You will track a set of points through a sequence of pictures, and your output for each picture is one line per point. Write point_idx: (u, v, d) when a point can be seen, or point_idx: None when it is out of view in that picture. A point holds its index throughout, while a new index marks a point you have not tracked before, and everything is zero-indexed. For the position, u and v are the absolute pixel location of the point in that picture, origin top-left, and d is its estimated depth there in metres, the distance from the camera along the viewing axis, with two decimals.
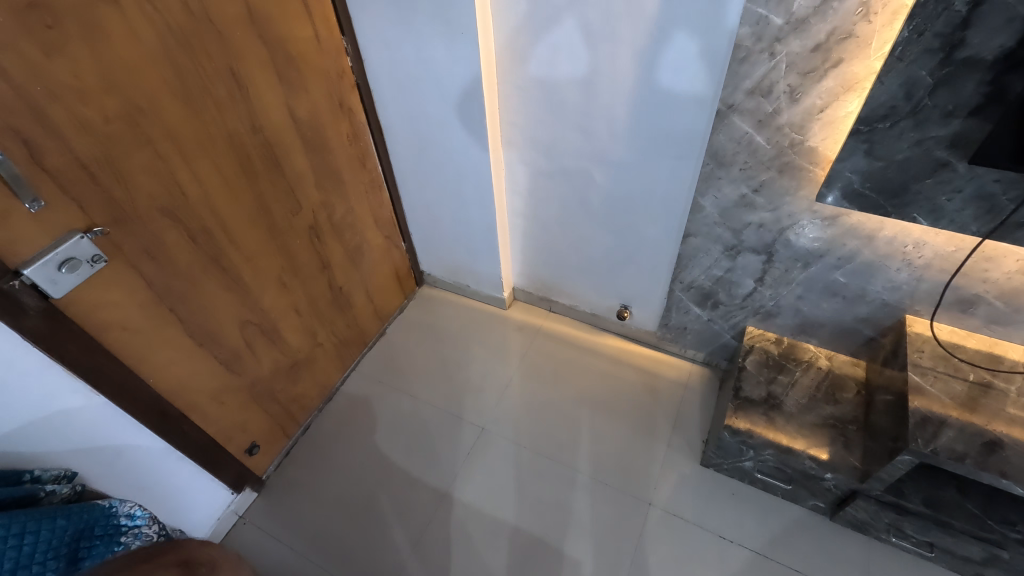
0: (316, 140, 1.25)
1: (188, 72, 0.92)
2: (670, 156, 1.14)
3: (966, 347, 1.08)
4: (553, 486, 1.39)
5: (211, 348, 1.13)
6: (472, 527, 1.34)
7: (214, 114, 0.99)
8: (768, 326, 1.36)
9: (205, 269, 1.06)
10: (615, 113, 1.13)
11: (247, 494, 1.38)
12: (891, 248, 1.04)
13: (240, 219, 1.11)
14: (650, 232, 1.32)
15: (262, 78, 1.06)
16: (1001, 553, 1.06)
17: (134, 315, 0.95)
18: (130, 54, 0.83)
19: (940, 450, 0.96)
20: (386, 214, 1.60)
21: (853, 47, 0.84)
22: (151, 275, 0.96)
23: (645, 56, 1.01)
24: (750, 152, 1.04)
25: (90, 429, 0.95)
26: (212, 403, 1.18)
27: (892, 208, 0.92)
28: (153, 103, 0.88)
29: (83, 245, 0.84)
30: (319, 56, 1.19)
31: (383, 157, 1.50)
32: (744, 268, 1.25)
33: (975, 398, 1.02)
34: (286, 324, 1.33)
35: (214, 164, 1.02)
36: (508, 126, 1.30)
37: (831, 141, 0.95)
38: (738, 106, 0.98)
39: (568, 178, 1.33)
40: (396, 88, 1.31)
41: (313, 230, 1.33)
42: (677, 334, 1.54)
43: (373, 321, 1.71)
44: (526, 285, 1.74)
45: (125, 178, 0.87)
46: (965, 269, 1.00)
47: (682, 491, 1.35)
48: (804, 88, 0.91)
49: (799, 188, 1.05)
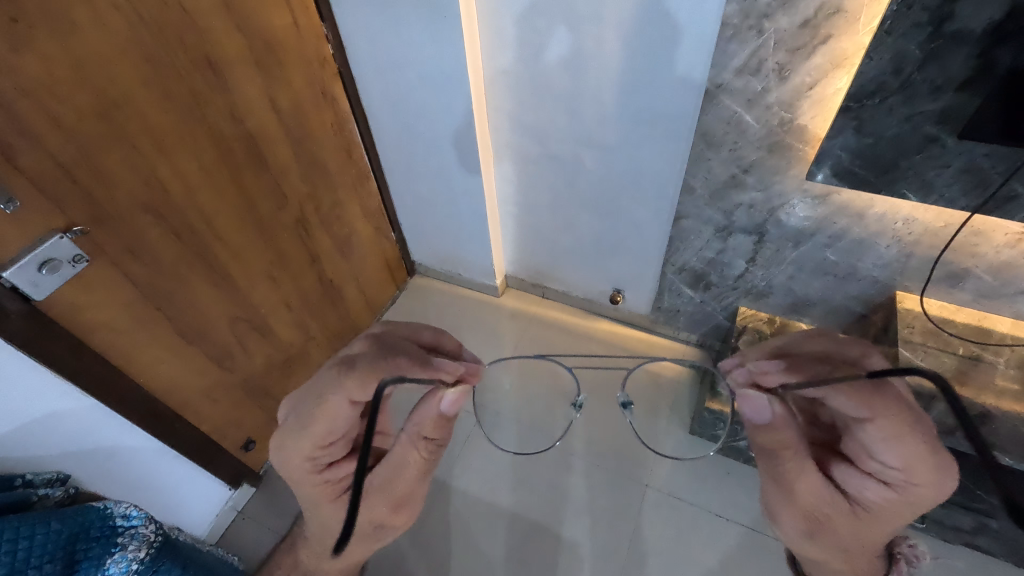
0: (300, 130, 1.23)
1: (164, 64, 0.89)
2: (659, 138, 1.13)
3: (956, 323, 1.09)
4: (550, 470, 1.40)
5: (201, 345, 1.11)
6: (470, 514, 1.35)
7: (192, 107, 0.96)
8: (760, 306, 1.36)
9: (191, 265, 1.04)
10: (602, 94, 1.11)
11: (244, 490, 1.38)
12: (881, 226, 1.04)
13: (225, 213, 1.09)
14: (640, 215, 1.32)
15: (241, 68, 1.04)
16: (990, 522, 1.09)
17: (119, 315, 0.94)
18: (101, 47, 0.80)
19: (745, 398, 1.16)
20: (375, 204, 1.59)
21: (842, 23, 0.82)
22: (136, 275, 0.94)
23: (631, 35, 0.99)
24: (739, 132, 1.03)
25: (83, 431, 0.96)
26: (205, 400, 1.17)
27: (883, 184, 0.92)
28: (129, 97, 0.86)
29: (63, 245, 0.81)
30: (299, 44, 1.16)
31: (369, 146, 1.47)
32: (735, 249, 1.25)
33: (964, 371, 1.04)
34: (277, 318, 1.32)
35: (196, 158, 1.00)
36: (495, 112, 1.28)
37: (821, 119, 0.94)
38: (727, 85, 0.97)
39: (558, 164, 1.32)
40: (380, 76, 1.29)
41: (301, 223, 1.31)
42: (670, 316, 1.54)
43: (365, 313, 1.70)
44: (518, 273, 1.74)
45: (105, 176, 0.85)
46: (954, 244, 1.00)
47: (677, 471, 1.37)
48: (792, 66, 0.90)
49: (789, 168, 1.04)
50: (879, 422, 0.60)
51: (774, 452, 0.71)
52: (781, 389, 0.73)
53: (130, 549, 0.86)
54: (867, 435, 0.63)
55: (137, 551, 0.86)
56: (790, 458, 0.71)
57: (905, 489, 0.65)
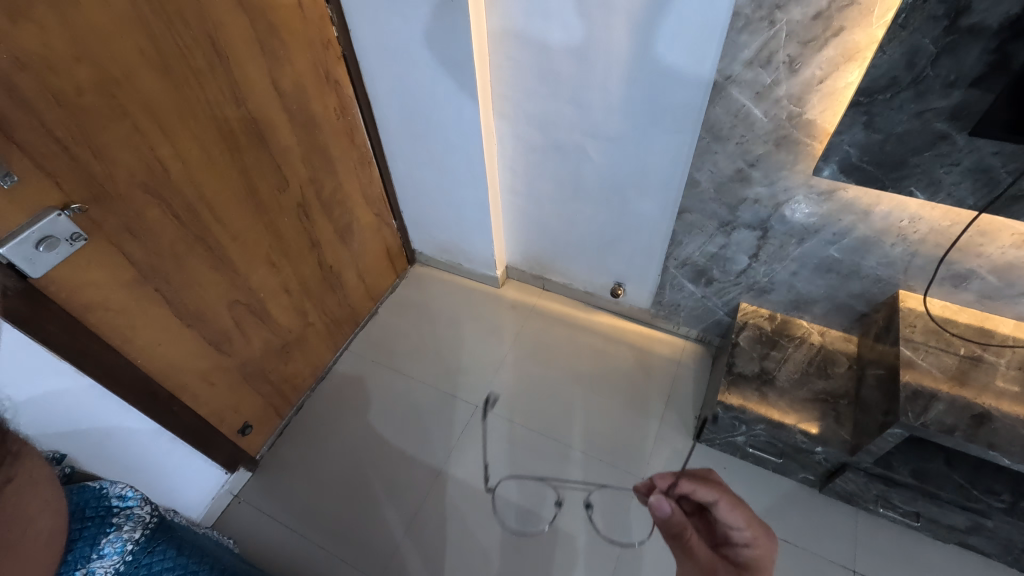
0: (302, 114, 1.22)
1: (165, 41, 0.88)
2: (665, 131, 1.12)
3: (958, 322, 1.08)
4: (548, 462, 1.40)
5: (199, 328, 1.11)
6: (466, 502, 1.35)
7: (193, 85, 0.95)
8: (761, 303, 1.36)
9: (189, 247, 1.03)
10: (609, 85, 1.10)
11: (241, 474, 1.38)
12: (886, 224, 1.04)
13: (225, 195, 1.08)
14: (645, 208, 1.31)
15: (243, 48, 1.02)
16: (985, 522, 1.09)
17: (117, 294, 0.93)
18: (100, 21, 0.78)
19: (780, 428, 1.20)
20: (376, 191, 1.57)
21: (855, 15, 0.81)
22: (133, 255, 0.93)
23: (640, 25, 0.98)
24: (746, 125, 1.02)
25: (79, 410, 0.94)
26: (202, 384, 1.17)
27: (890, 181, 0.90)
28: (129, 74, 0.84)
29: (61, 223, 0.81)
30: (303, 25, 1.14)
31: (372, 132, 1.46)
32: (738, 244, 1.24)
33: (965, 371, 1.03)
34: (276, 303, 1.31)
35: (196, 139, 0.98)
36: (500, 99, 1.27)
37: (830, 113, 0.93)
38: (736, 77, 0.96)
39: (562, 154, 1.30)
40: (384, 60, 1.27)
41: (301, 208, 1.30)
42: (670, 311, 1.53)
43: (365, 301, 1.69)
44: (518, 263, 1.73)
45: (103, 154, 0.84)
46: (959, 244, 1.00)
47: (674, 466, 1.37)
48: (803, 58, 0.89)
49: (796, 162, 1.03)
50: (722, 499, 0.71)
51: (678, 536, 0.73)
52: (665, 486, 0.77)
53: (125, 529, 0.86)
54: (720, 512, 0.72)
55: (132, 532, 0.86)
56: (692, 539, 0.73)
57: (761, 557, 0.70)
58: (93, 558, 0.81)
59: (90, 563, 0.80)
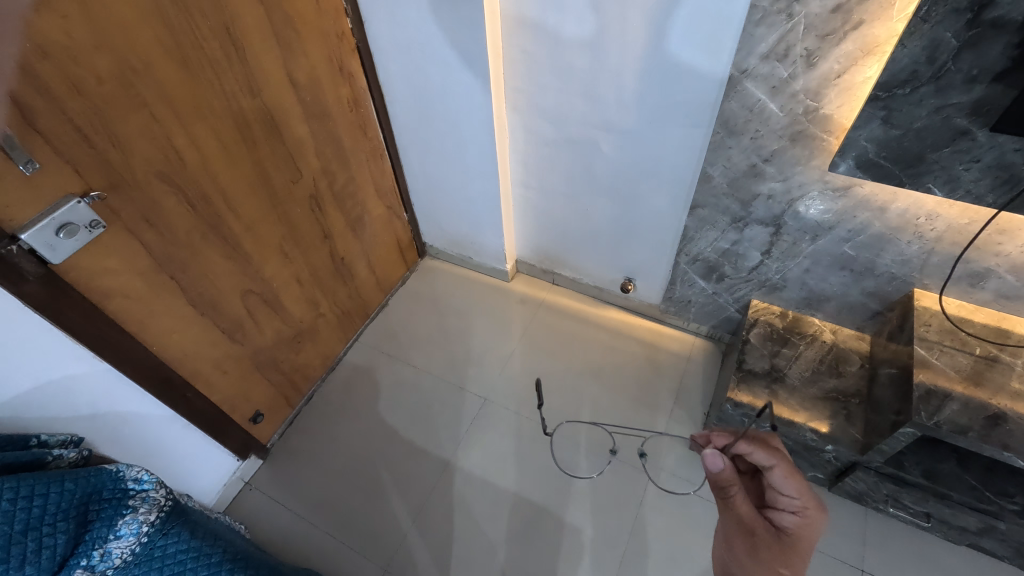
0: (316, 105, 1.22)
1: (182, 31, 0.88)
2: (679, 125, 1.12)
3: (974, 322, 1.07)
4: (554, 456, 1.40)
5: (212, 317, 1.12)
6: (473, 493, 1.36)
7: (210, 76, 0.96)
8: (773, 300, 1.35)
9: (205, 236, 1.04)
10: (623, 78, 1.10)
11: (252, 461, 1.40)
12: (902, 221, 1.02)
13: (240, 185, 1.09)
14: (657, 203, 1.30)
15: (258, 39, 1.02)
16: (996, 524, 1.08)
17: (133, 282, 0.94)
18: (120, 11, 0.79)
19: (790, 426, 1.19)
20: (388, 183, 1.58)
21: (875, 9, 0.80)
22: (150, 243, 0.95)
23: (656, 18, 0.97)
24: (762, 120, 1.01)
25: (96, 394, 0.96)
26: (215, 371, 1.18)
27: (907, 177, 0.89)
28: (147, 64, 0.85)
29: (80, 210, 0.82)
30: (318, 17, 1.14)
31: (385, 124, 1.46)
32: (751, 240, 1.23)
33: (980, 371, 1.02)
34: (288, 293, 1.33)
35: (212, 129, 0.99)
36: (513, 93, 1.26)
37: (847, 108, 0.92)
38: (752, 71, 0.95)
39: (575, 148, 1.30)
40: (397, 51, 1.27)
41: (314, 199, 1.31)
42: (681, 307, 1.53)
43: (375, 292, 1.70)
44: (528, 257, 1.73)
45: (120, 142, 0.85)
46: (977, 243, 0.98)
47: (681, 462, 1.37)
48: (821, 52, 0.88)
49: (811, 158, 1.02)
50: (779, 465, 0.78)
51: (723, 491, 0.78)
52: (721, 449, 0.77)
53: (141, 511, 0.87)
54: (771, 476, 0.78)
55: (148, 514, 0.88)
56: (735, 497, 0.77)
57: (800, 520, 0.76)
58: (110, 538, 0.83)
59: (106, 544, 0.82)
